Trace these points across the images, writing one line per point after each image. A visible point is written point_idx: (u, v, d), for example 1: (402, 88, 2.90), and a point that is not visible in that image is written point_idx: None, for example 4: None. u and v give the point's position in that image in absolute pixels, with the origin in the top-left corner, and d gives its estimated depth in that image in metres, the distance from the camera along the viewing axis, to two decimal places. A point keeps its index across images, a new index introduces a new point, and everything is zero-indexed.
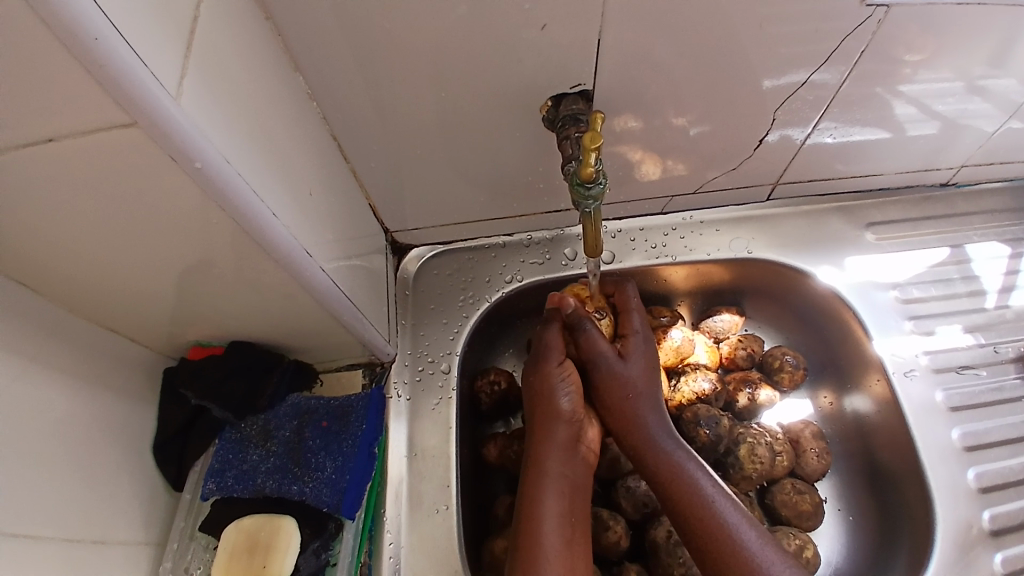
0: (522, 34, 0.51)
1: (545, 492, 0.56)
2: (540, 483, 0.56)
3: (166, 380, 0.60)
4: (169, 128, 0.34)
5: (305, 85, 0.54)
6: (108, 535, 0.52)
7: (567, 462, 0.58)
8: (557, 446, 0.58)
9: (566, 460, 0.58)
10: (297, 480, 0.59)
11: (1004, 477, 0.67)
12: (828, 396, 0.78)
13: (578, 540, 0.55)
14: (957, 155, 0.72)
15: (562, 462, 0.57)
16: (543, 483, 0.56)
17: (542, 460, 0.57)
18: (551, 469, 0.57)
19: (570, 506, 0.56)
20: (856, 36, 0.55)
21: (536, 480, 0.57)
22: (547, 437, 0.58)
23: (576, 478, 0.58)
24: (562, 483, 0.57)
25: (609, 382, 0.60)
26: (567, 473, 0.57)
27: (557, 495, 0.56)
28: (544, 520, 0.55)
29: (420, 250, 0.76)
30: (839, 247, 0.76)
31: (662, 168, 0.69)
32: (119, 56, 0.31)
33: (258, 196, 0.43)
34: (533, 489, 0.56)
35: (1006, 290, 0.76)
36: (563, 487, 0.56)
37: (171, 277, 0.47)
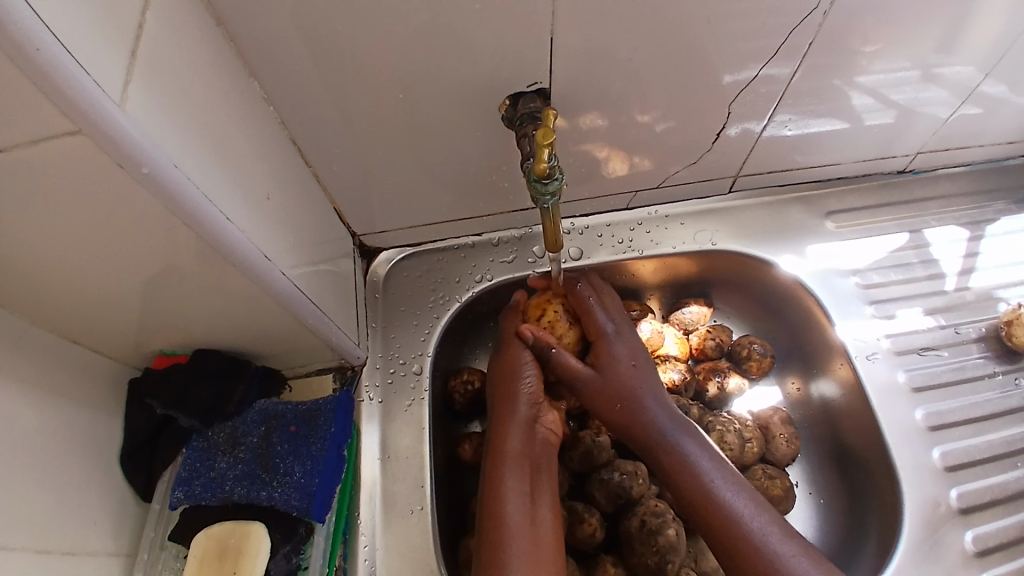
0: (476, 34, 0.51)
1: (504, 472, 0.58)
2: (502, 466, 0.58)
3: (130, 389, 0.59)
4: (116, 134, 0.35)
5: (262, 90, 0.54)
6: (79, 547, 0.51)
7: (525, 443, 0.60)
8: (516, 427, 0.60)
9: (524, 440, 0.60)
10: (266, 486, 0.59)
11: (969, 455, 0.69)
12: (795, 383, 0.79)
13: (543, 517, 0.57)
14: (912, 142, 0.74)
15: (519, 443, 0.60)
16: (502, 467, 0.58)
17: (500, 444, 0.59)
18: (510, 451, 0.59)
19: (531, 486, 0.58)
20: (804, 30, 0.56)
21: (495, 464, 0.58)
22: (507, 422, 0.61)
23: (536, 457, 0.60)
24: (519, 461, 0.59)
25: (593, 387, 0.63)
26: (524, 453, 0.59)
27: (517, 476, 0.58)
28: (506, 500, 0.56)
29: (389, 253, 0.77)
30: (801, 236, 0.78)
31: (628, 164, 0.70)
32: (61, 65, 0.31)
33: (214, 204, 0.43)
34: (493, 474, 0.58)
35: (965, 272, 0.78)
36: (519, 467, 0.58)
37: (129, 286, 0.47)
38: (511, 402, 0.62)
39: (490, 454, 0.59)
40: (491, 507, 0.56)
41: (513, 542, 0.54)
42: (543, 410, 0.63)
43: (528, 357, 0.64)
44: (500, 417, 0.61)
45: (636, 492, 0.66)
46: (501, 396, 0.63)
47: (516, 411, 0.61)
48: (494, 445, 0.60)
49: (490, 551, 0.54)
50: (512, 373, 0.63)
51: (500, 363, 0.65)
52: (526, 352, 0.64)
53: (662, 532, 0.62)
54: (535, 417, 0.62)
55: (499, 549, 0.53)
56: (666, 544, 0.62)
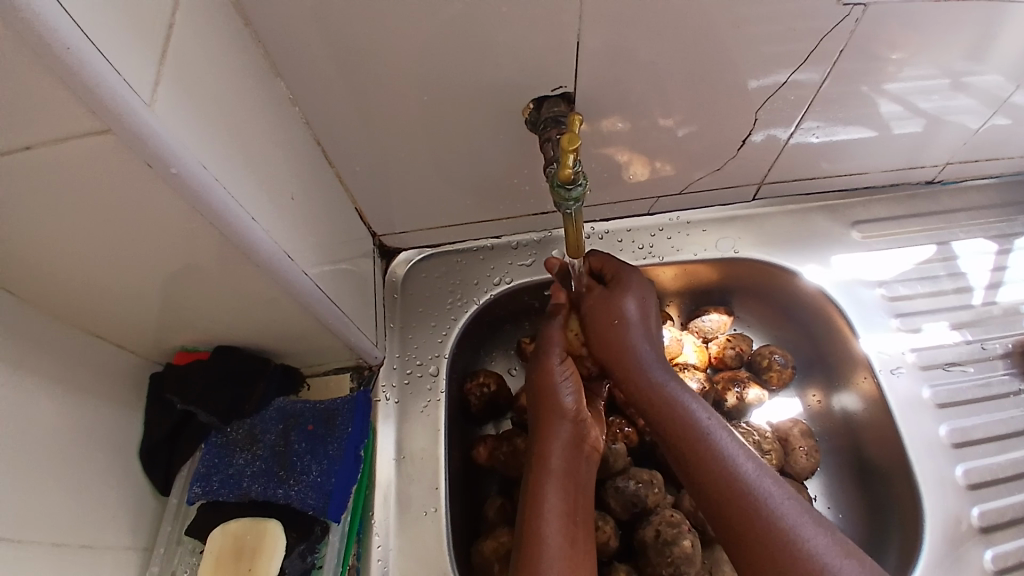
0: (501, 37, 0.51)
1: (547, 490, 0.57)
2: (544, 483, 0.57)
3: (151, 384, 0.60)
4: (144, 134, 0.35)
5: (287, 90, 0.55)
6: (96, 540, 0.52)
7: (569, 460, 0.58)
8: (561, 444, 0.59)
9: (568, 458, 0.58)
10: (282, 484, 0.60)
11: (993, 473, 0.67)
12: (816, 395, 0.78)
13: (581, 538, 0.56)
14: (941, 152, 0.73)
15: (563, 460, 0.58)
16: (546, 486, 0.57)
17: (545, 460, 0.58)
18: (554, 469, 0.58)
19: (572, 506, 0.57)
20: (834, 36, 0.55)
21: (539, 482, 0.57)
22: (551, 436, 0.59)
23: (578, 475, 0.59)
24: (562, 480, 0.57)
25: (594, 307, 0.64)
26: (568, 472, 0.58)
27: (558, 495, 0.57)
28: (546, 519, 0.55)
29: (408, 253, 0.77)
30: (825, 245, 0.77)
31: (650, 169, 0.69)
32: (92, 65, 0.31)
33: (238, 203, 0.43)
34: (535, 491, 0.57)
35: (993, 286, 0.76)
36: (563, 487, 0.57)
37: (154, 283, 0.47)
38: (556, 414, 0.60)
39: (535, 469, 0.58)
40: (531, 526, 0.55)
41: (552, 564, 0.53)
42: (590, 426, 0.61)
43: (568, 372, 0.62)
44: (544, 432, 0.60)
45: (651, 501, 0.66)
46: (544, 410, 0.61)
47: (561, 425, 0.59)
48: (539, 461, 0.58)
49: (527, 571, 0.53)
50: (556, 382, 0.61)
51: (538, 374, 0.62)
52: (565, 365, 0.62)
53: (677, 542, 0.61)
54: (581, 433, 0.60)
55: (535, 569, 0.52)
56: (682, 555, 0.61)
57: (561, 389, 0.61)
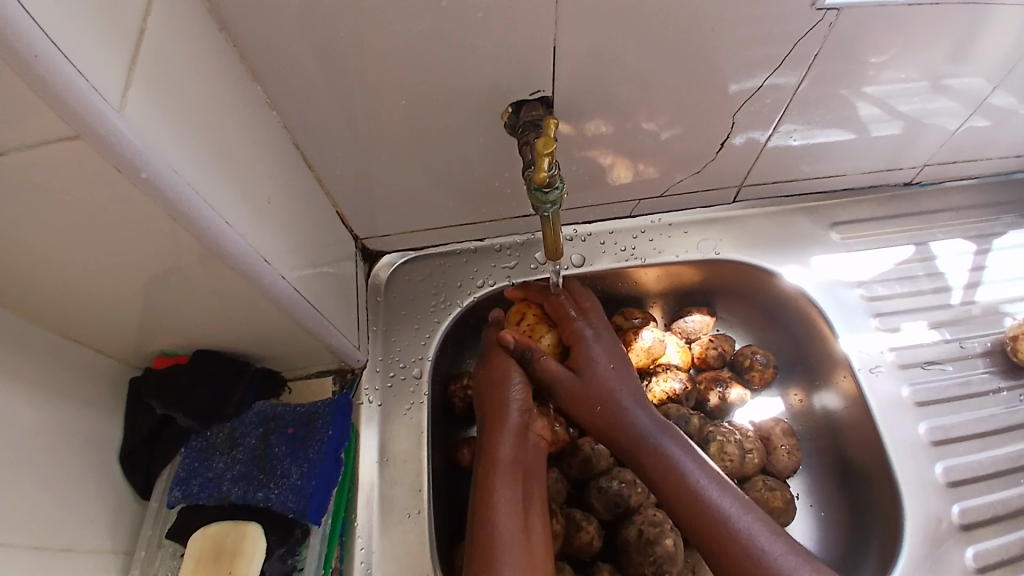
0: (478, 42, 0.52)
1: (499, 481, 0.58)
2: (494, 474, 0.58)
3: (130, 389, 0.59)
4: (115, 139, 0.35)
5: (266, 95, 0.55)
6: (75, 545, 0.52)
7: (516, 450, 0.60)
8: (509, 436, 0.61)
9: (516, 449, 0.60)
10: (263, 487, 0.60)
11: (972, 471, 0.68)
12: (798, 394, 0.79)
13: (535, 527, 0.56)
14: (919, 153, 0.73)
15: (511, 452, 0.60)
16: (495, 476, 0.58)
17: (493, 453, 0.60)
18: (502, 460, 0.59)
19: (523, 496, 0.58)
20: (810, 40, 0.56)
21: (488, 473, 0.58)
22: (501, 429, 0.61)
23: (527, 466, 0.60)
24: (511, 471, 0.59)
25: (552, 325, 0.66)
26: (517, 464, 0.59)
27: (510, 484, 0.58)
28: (495, 506, 0.56)
29: (392, 256, 0.77)
30: (805, 246, 0.77)
31: (632, 172, 0.70)
32: (60, 71, 0.31)
33: (213, 209, 0.44)
34: (485, 481, 0.58)
35: (972, 286, 0.77)
36: (512, 475, 0.58)
37: (131, 287, 0.48)
38: (505, 408, 0.62)
39: (484, 462, 0.59)
40: (483, 515, 0.56)
41: (506, 551, 0.53)
42: (537, 418, 0.63)
43: (514, 367, 0.64)
44: (493, 425, 0.62)
45: (634, 501, 0.66)
46: (492, 405, 0.63)
47: (510, 418, 0.61)
48: (488, 453, 0.60)
49: (483, 558, 0.53)
50: (504, 381, 0.63)
51: (485, 373, 0.65)
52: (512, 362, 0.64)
53: (659, 541, 0.62)
54: (525, 424, 0.62)
55: (490, 555, 0.53)
56: (664, 553, 0.61)
57: (508, 383, 0.63)
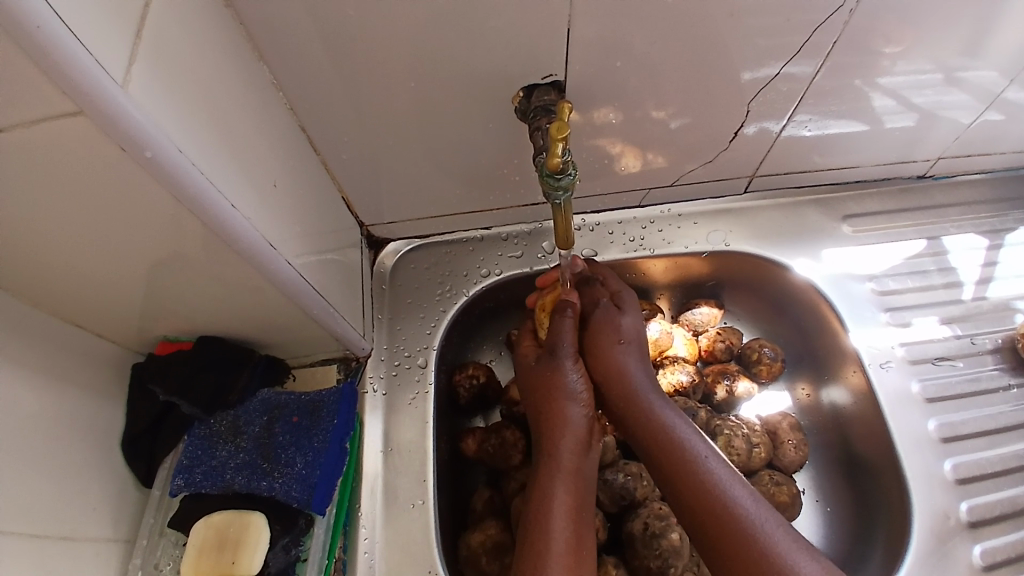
0: (490, 23, 0.50)
1: (556, 484, 0.57)
2: (554, 478, 0.57)
3: (133, 375, 0.59)
4: (117, 116, 0.34)
5: (271, 75, 0.54)
6: (77, 532, 0.51)
7: (578, 454, 0.59)
8: (571, 439, 0.59)
9: (578, 454, 0.59)
10: (266, 476, 0.59)
11: (981, 468, 0.68)
12: (805, 388, 0.78)
13: (586, 535, 0.56)
14: (933, 146, 0.72)
15: (574, 458, 0.59)
16: (554, 479, 0.57)
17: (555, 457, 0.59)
18: (564, 465, 0.58)
19: (581, 501, 0.57)
20: (828, 28, 0.54)
21: (548, 476, 0.57)
22: (563, 431, 0.60)
23: (586, 471, 0.59)
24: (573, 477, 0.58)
25: (598, 327, 0.64)
26: (577, 468, 0.59)
27: (568, 490, 0.57)
28: (553, 513, 0.55)
29: (397, 244, 0.76)
30: (816, 239, 0.77)
31: (641, 161, 0.69)
32: (63, 44, 0.30)
33: (218, 189, 0.42)
34: (544, 484, 0.57)
35: (983, 281, 0.76)
36: (572, 481, 0.58)
37: (135, 271, 0.47)
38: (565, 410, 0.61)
39: (545, 463, 0.59)
40: (539, 519, 0.55)
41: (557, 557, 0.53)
42: (594, 420, 0.62)
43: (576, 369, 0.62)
44: (554, 427, 0.60)
45: (639, 494, 0.66)
46: (550, 407, 0.61)
47: (571, 421, 0.60)
48: (549, 455, 0.59)
49: (534, 563, 0.53)
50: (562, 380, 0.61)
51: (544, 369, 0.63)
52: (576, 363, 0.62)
53: (665, 535, 0.61)
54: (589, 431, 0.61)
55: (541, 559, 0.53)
56: (670, 547, 0.61)
57: (570, 383, 0.61)
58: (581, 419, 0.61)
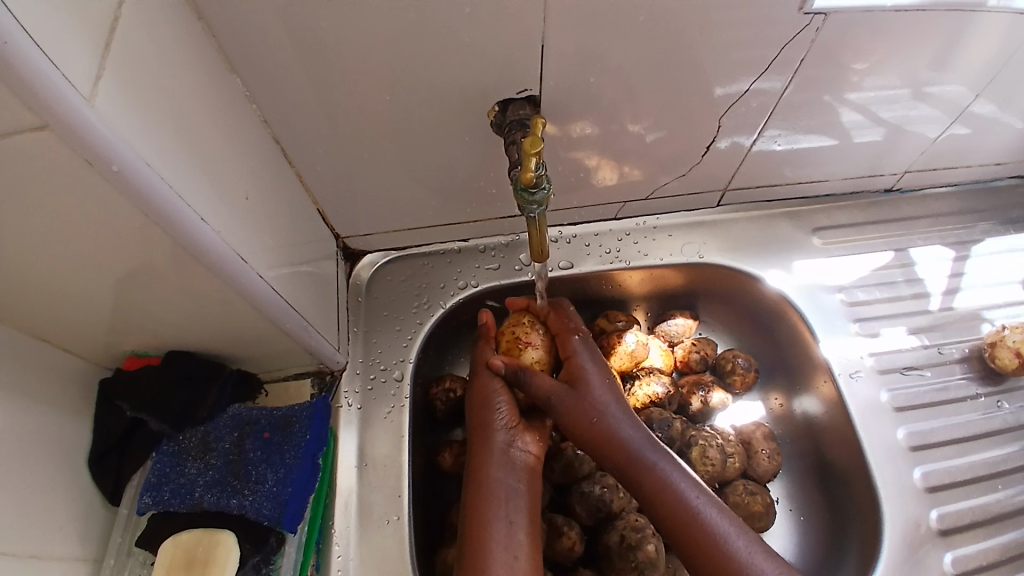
0: (465, 38, 0.51)
1: (486, 498, 0.58)
2: (485, 491, 0.59)
3: (100, 391, 0.58)
4: (83, 130, 0.34)
5: (244, 87, 0.53)
6: (42, 554, 0.50)
7: (504, 468, 0.60)
8: (494, 453, 0.61)
9: (506, 468, 0.60)
10: (237, 494, 0.58)
11: (949, 476, 0.69)
12: (778, 398, 0.79)
13: (523, 543, 0.57)
14: (900, 161, 0.74)
15: (500, 472, 0.60)
16: (484, 494, 0.59)
17: (483, 474, 0.60)
18: (489, 479, 0.59)
19: (515, 510, 0.58)
20: (797, 44, 0.56)
21: (477, 491, 0.59)
22: (487, 449, 0.61)
23: (515, 481, 0.60)
24: (504, 491, 0.59)
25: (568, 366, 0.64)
26: (507, 481, 0.60)
27: (500, 502, 0.58)
28: (487, 525, 0.57)
29: (373, 256, 0.76)
30: (788, 251, 0.78)
31: (617, 174, 0.69)
32: (27, 57, 0.30)
33: (188, 203, 0.42)
34: (473, 500, 0.59)
35: (950, 292, 0.78)
36: (504, 493, 0.59)
37: (103, 286, 0.46)
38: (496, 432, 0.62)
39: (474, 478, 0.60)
40: (474, 531, 0.57)
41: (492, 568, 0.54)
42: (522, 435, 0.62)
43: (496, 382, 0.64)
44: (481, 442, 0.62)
45: (616, 505, 0.65)
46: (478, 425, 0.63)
47: (495, 439, 0.61)
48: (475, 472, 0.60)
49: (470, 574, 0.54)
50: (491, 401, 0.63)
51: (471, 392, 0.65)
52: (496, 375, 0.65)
53: (641, 547, 0.61)
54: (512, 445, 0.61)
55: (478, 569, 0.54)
56: (646, 560, 0.61)
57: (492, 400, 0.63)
58: (503, 434, 0.62)
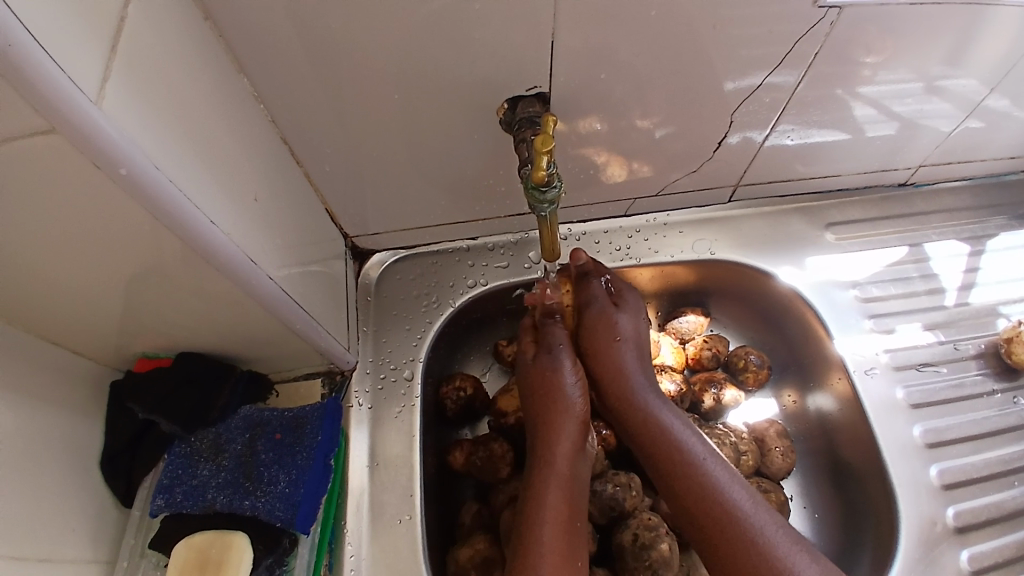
0: (474, 34, 0.50)
1: (548, 487, 0.57)
2: (548, 478, 0.58)
3: (112, 393, 0.58)
4: (91, 134, 0.33)
5: (252, 87, 0.53)
6: (58, 555, 0.50)
7: (572, 460, 0.59)
8: (564, 442, 0.59)
9: (571, 459, 0.59)
10: (249, 496, 0.58)
11: (966, 474, 0.68)
12: (792, 395, 0.78)
13: (579, 540, 0.56)
14: (913, 155, 0.73)
15: (567, 461, 0.59)
16: (547, 482, 0.57)
17: (550, 463, 0.59)
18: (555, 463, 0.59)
19: (572, 504, 0.57)
20: (811, 39, 0.55)
21: (541, 478, 0.58)
22: (556, 431, 0.60)
23: (578, 474, 0.59)
24: (565, 480, 0.58)
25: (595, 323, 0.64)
26: (571, 473, 0.59)
27: (559, 494, 0.57)
28: (543, 516, 0.55)
29: (382, 255, 0.75)
30: (800, 247, 0.77)
31: (626, 170, 0.69)
32: (34, 61, 0.30)
33: (196, 205, 0.42)
34: (537, 488, 0.57)
35: (965, 287, 0.77)
36: (564, 485, 0.58)
37: (114, 288, 0.46)
38: (563, 414, 0.60)
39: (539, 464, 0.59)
40: (529, 520, 0.55)
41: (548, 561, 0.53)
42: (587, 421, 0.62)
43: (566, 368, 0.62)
44: (548, 428, 0.60)
45: (629, 504, 0.65)
46: (547, 410, 0.61)
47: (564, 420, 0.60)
48: (543, 459, 0.59)
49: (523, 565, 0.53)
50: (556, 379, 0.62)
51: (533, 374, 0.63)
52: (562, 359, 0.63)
53: (655, 546, 0.61)
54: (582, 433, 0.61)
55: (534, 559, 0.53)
56: (660, 559, 0.61)
57: (559, 386, 0.61)
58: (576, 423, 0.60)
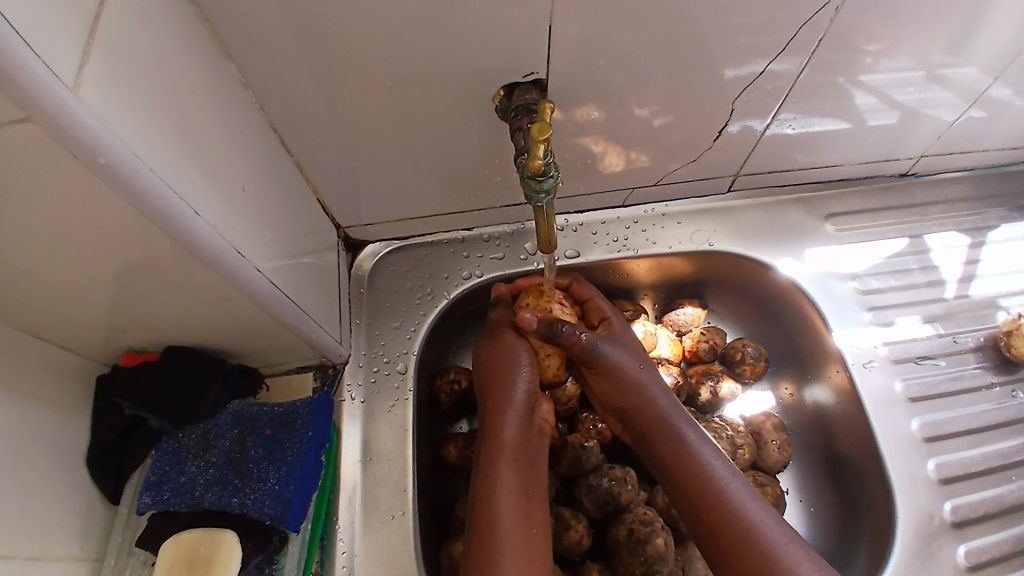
0: (469, 20, 0.49)
1: (500, 465, 0.57)
2: (500, 458, 0.57)
3: (97, 388, 0.56)
4: (68, 123, 0.32)
5: (240, 74, 0.51)
6: (44, 554, 0.49)
7: (522, 434, 0.59)
8: (513, 419, 0.60)
9: (521, 434, 0.59)
10: (238, 493, 0.57)
11: (964, 468, 0.68)
12: (788, 388, 0.78)
13: (535, 515, 0.56)
14: (915, 145, 0.72)
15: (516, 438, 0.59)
16: (499, 460, 0.57)
17: (500, 440, 0.58)
18: (506, 443, 0.58)
19: (527, 482, 0.57)
20: (814, 25, 0.53)
21: (491, 460, 0.57)
22: (504, 410, 0.60)
23: (530, 449, 0.59)
24: (517, 455, 0.58)
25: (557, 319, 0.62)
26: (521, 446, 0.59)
27: (512, 471, 0.57)
28: (497, 499, 0.55)
29: (375, 246, 0.74)
30: (799, 238, 0.76)
31: (624, 160, 0.67)
32: (7, 46, 0.28)
33: (180, 196, 0.40)
34: (487, 468, 0.57)
35: (965, 279, 0.76)
36: (515, 461, 0.57)
37: (98, 282, 0.44)
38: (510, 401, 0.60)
39: (489, 445, 0.59)
40: (485, 501, 0.55)
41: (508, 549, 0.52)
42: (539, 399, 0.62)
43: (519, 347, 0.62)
44: (497, 405, 0.60)
45: (624, 498, 0.64)
46: (496, 387, 0.61)
47: (512, 397, 0.60)
48: (490, 437, 0.59)
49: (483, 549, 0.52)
50: (510, 360, 0.62)
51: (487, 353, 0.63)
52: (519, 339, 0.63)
53: (650, 541, 0.60)
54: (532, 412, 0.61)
55: (489, 548, 0.52)
56: (655, 554, 0.60)
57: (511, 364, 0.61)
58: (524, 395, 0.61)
